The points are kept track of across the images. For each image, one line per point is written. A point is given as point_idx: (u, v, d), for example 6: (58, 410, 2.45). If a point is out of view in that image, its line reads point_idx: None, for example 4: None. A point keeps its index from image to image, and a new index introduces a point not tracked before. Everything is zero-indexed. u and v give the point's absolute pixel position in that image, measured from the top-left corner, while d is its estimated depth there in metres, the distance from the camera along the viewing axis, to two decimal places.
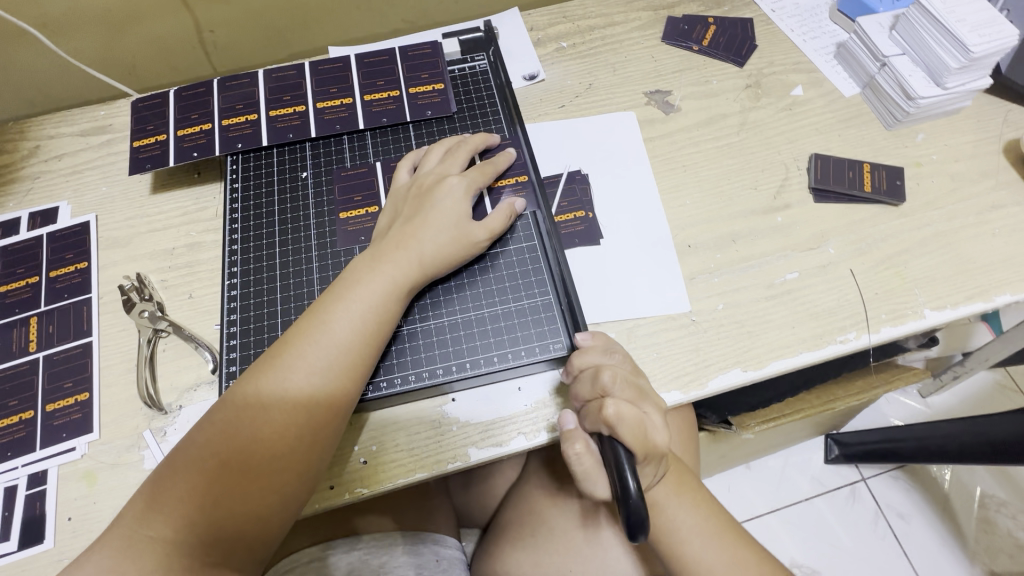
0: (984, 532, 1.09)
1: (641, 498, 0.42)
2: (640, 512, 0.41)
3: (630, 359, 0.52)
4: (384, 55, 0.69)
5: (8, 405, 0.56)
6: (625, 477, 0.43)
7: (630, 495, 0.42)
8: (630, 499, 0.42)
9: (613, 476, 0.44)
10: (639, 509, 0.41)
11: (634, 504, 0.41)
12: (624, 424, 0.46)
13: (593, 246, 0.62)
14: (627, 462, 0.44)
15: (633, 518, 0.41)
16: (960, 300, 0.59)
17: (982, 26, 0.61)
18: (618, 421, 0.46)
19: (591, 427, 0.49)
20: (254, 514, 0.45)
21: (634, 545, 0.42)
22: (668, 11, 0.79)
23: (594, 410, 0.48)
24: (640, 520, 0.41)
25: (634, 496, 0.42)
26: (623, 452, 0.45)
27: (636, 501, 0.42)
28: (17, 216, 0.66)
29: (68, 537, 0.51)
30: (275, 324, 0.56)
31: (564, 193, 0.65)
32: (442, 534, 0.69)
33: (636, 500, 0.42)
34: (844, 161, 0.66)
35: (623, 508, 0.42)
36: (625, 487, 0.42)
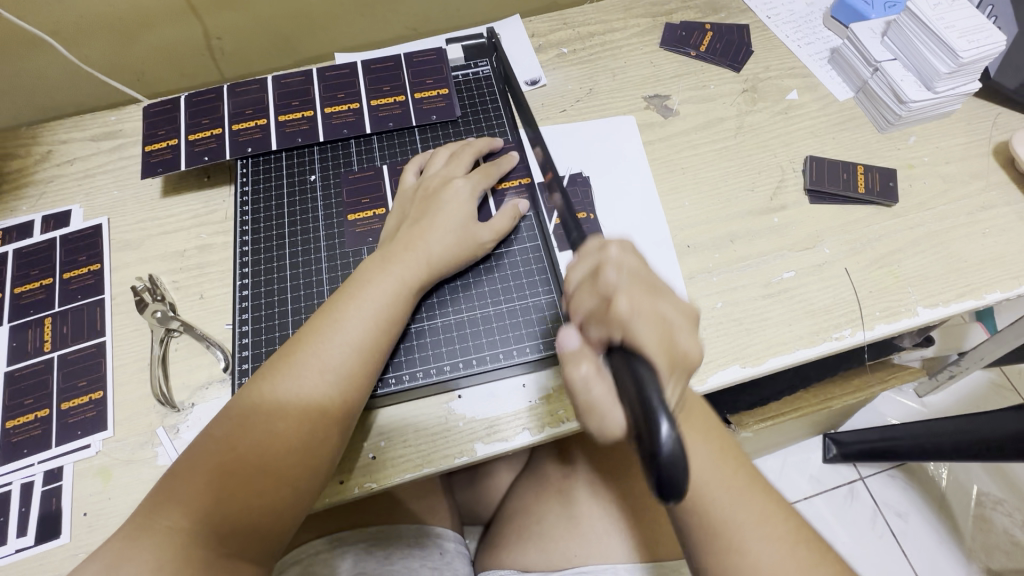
0: (981, 529, 1.10)
1: (677, 444, 0.33)
2: (675, 462, 0.32)
3: (631, 253, 0.46)
4: (389, 61, 0.71)
5: (24, 403, 0.58)
6: (657, 422, 0.33)
7: (659, 448, 0.32)
8: (662, 451, 0.32)
9: (638, 413, 0.34)
10: (674, 461, 0.32)
11: (668, 456, 0.32)
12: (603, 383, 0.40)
13: None
14: (658, 400, 0.34)
15: (665, 475, 0.32)
16: (951, 298, 0.60)
17: (971, 32, 0.63)
18: (631, 319, 0.39)
19: (595, 339, 0.41)
20: (269, 507, 0.46)
21: (666, 501, 0.33)
22: (666, 18, 0.81)
23: (599, 318, 0.41)
24: (674, 475, 0.32)
25: (667, 446, 0.32)
26: (643, 370, 0.36)
27: (670, 451, 0.32)
28: (30, 219, 0.68)
29: (84, 532, 0.52)
30: (285, 323, 0.58)
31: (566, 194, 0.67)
32: (444, 527, 0.69)
33: (670, 449, 0.32)
34: (839, 163, 0.68)
35: (654, 448, 0.33)
36: (656, 434, 0.33)
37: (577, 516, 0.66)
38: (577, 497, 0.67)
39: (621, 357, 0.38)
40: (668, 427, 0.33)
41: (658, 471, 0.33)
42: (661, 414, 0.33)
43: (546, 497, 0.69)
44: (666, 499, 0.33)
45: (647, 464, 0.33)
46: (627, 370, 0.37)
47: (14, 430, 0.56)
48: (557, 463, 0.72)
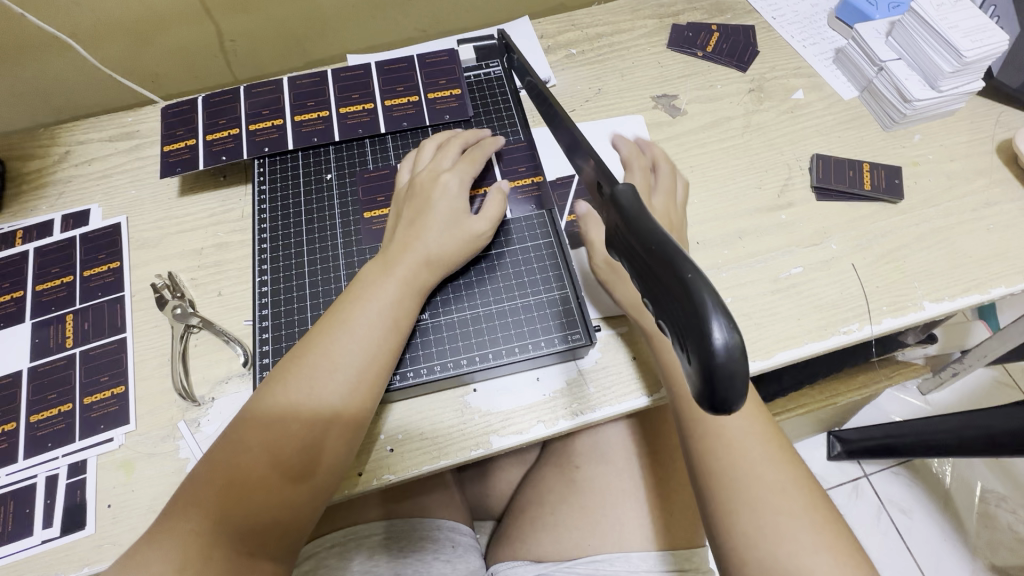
0: (985, 525, 1.11)
1: (734, 351, 0.27)
2: (734, 368, 0.27)
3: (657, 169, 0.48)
4: (402, 62, 0.72)
5: (48, 398, 0.59)
6: (709, 322, 0.27)
7: (699, 363, 0.27)
8: (716, 351, 0.27)
9: (682, 313, 0.28)
10: (731, 363, 0.27)
11: (723, 355, 0.27)
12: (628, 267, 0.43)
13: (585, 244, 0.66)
14: (707, 293, 0.28)
15: (716, 393, 0.27)
16: (957, 293, 0.61)
17: (974, 31, 0.64)
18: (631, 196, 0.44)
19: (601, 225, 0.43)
20: (286, 505, 0.47)
21: (729, 408, 0.28)
22: (672, 19, 0.82)
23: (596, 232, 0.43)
24: (727, 394, 0.27)
25: (722, 346, 0.27)
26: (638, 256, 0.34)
27: (727, 353, 0.26)
28: (50, 218, 0.69)
29: (108, 523, 0.53)
30: (304, 319, 0.59)
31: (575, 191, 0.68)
32: (456, 521, 0.71)
33: (727, 351, 0.27)
34: (845, 161, 0.69)
35: (709, 355, 0.27)
36: (707, 334, 0.27)
37: (588, 507, 0.67)
38: (588, 489, 0.68)
39: (649, 246, 0.32)
40: (722, 326, 0.27)
41: (712, 379, 0.27)
42: (714, 310, 0.27)
43: (558, 490, 0.71)
44: (722, 412, 0.28)
45: (701, 372, 0.27)
46: (659, 260, 0.31)
47: (38, 425, 0.58)
48: (568, 457, 0.73)
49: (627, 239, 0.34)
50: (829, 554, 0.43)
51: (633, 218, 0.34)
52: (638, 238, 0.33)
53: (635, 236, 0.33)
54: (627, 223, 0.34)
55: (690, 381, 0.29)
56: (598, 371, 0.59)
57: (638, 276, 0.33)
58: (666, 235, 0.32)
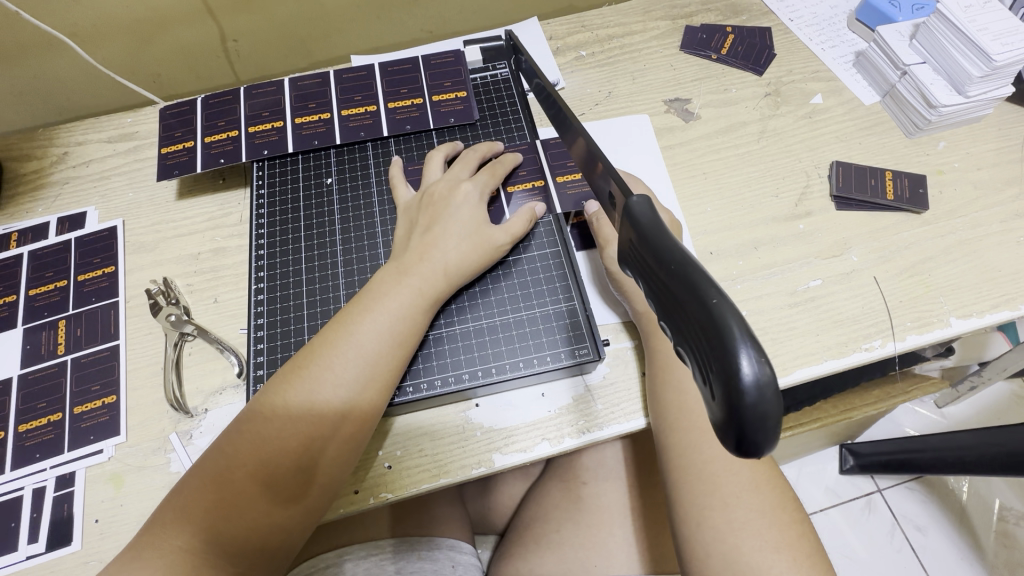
0: (1002, 545, 1.07)
1: (768, 389, 0.24)
2: (766, 408, 0.24)
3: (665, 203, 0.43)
4: (407, 63, 0.70)
5: (37, 407, 0.57)
6: (735, 354, 0.25)
7: (730, 411, 0.25)
8: (745, 386, 0.24)
9: (706, 342, 0.26)
10: (760, 399, 0.24)
11: (753, 392, 0.24)
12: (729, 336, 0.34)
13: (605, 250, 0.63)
14: (733, 320, 0.25)
15: (750, 439, 0.25)
16: (985, 309, 0.58)
17: (1004, 34, 0.61)
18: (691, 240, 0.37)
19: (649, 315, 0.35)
20: (275, 522, 0.45)
21: (757, 449, 0.25)
22: (686, 21, 0.80)
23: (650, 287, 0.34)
24: (759, 439, 0.25)
25: (752, 380, 0.24)
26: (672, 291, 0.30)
27: (757, 389, 0.24)
28: (45, 221, 0.67)
29: (94, 539, 0.51)
30: (301, 329, 0.57)
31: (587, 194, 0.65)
32: (456, 539, 0.68)
33: (757, 387, 0.24)
34: (866, 169, 0.66)
35: (735, 389, 0.24)
36: (733, 367, 0.24)
37: (595, 525, 0.65)
38: (595, 508, 0.66)
39: (667, 266, 0.29)
40: (751, 358, 0.24)
41: (740, 418, 0.25)
42: (741, 339, 0.25)
43: (564, 507, 0.68)
44: (751, 453, 0.26)
45: (725, 406, 0.25)
46: (679, 282, 0.28)
47: (27, 434, 0.56)
48: (574, 473, 0.70)
49: (642, 256, 0.32)
50: None
51: (650, 233, 0.31)
52: (655, 257, 0.30)
53: (653, 253, 0.31)
54: (642, 239, 0.32)
55: (714, 420, 0.27)
56: (606, 387, 0.56)
57: (655, 298, 0.31)
58: (686, 253, 0.29)
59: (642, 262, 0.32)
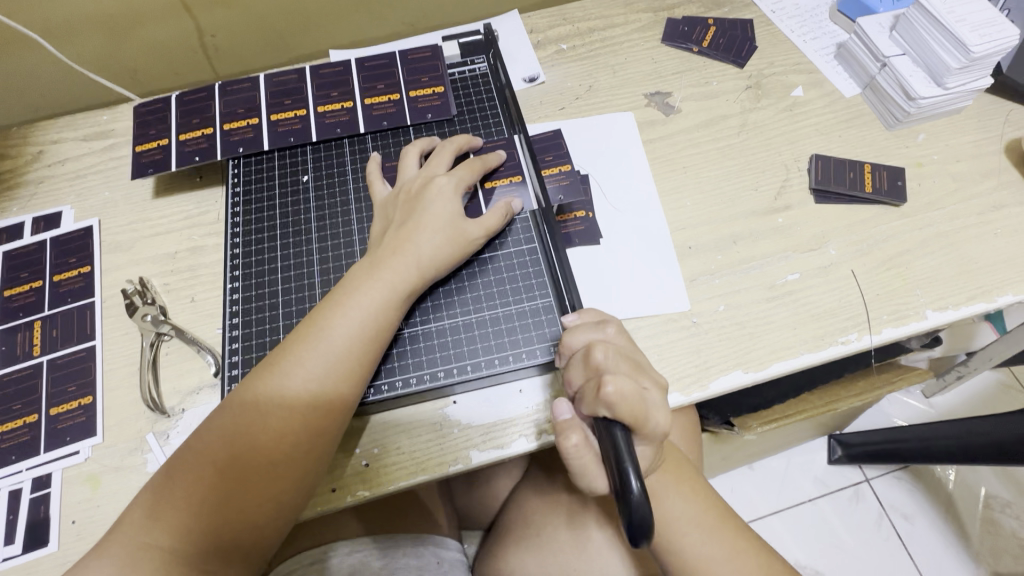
0: (988, 533, 1.08)
1: (643, 495, 0.39)
2: (642, 514, 0.39)
3: (624, 331, 0.50)
4: (384, 59, 0.70)
5: (13, 409, 0.57)
6: (627, 474, 0.40)
7: (631, 494, 0.39)
8: (631, 503, 0.39)
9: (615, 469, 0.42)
10: (640, 511, 0.39)
11: (635, 512, 0.39)
12: (623, 403, 0.43)
13: (590, 246, 0.63)
14: (630, 460, 0.41)
15: (634, 516, 0.39)
16: (961, 301, 0.58)
17: (982, 26, 0.61)
18: (615, 402, 0.43)
19: (588, 412, 0.44)
20: (249, 521, 0.45)
21: (637, 543, 0.40)
22: (668, 13, 0.79)
23: (590, 392, 0.44)
24: (642, 517, 0.39)
25: (636, 499, 0.39)
26: (621, 435, 0.43)
27: (637, 505, 0.39)
28: (20, 221, 0.67)
29: (72, 540, 0.51)
30: (276, 327, 0.56)
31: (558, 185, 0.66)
32: (442, 537, 0.69)
33: (638, 513, 0.39)
34: (845, 162, 0.66)
35: (626, 502, 0.39)
36: (625, 487, 0.40)
37: (580, 520, 0.64)
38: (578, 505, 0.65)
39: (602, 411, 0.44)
40: (636, 481, 0.40)
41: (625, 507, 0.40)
42: (629, 467, 0.41)
43: (547, 501, 0.68)
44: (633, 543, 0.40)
45: (620, 512, 0.40)
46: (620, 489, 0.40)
47: (2, 436, 0.56)
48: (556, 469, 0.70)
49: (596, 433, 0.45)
50: None
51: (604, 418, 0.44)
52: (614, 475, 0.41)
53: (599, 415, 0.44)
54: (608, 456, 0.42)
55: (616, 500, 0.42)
56: None
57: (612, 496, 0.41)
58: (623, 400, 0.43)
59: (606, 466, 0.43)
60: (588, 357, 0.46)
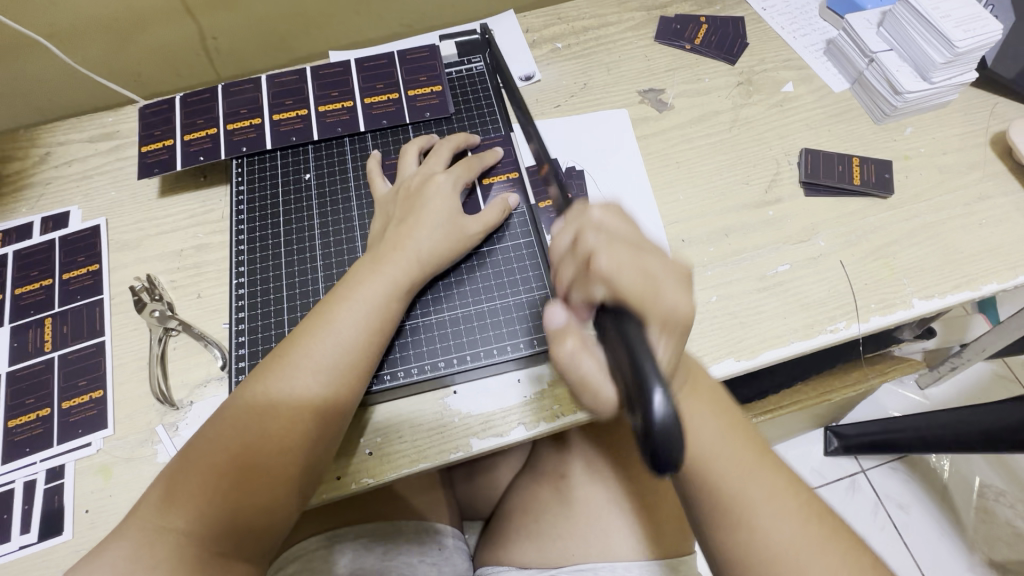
0: (982, 521, 1.10)
1: (670, 412, 0.31)
2: (670, 438, 0.31)
3: (612, 209, 0.45)
4: (383, 59, 0.71)
5: (26, 403, 0.58)
6: (650, 391, 0.32)
7: (653, 408, 0.31)
8: (656, 418, 0.31)
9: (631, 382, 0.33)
10: (666, 429, 0.31)
11: (661, 425, 0.31)
12: (623, 271, 0.39)
13: None
14: (651, 365, 0.33)
15: (660, 437, 0.31)
16: (947, 290, 0.60)
17: (967, 21, 0.63)
18: (614, 274, 0.39)
19: (581, 300, 0.43)
20: (259, 507, 0.46)
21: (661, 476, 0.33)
22: (660, 11, 0.81)
23: (584, 273, 0.41)
24: (669, 438, 0.31)
25: (660, 415, 0.31)
26: (634, 330, 0.35)
27: (664, 419, 0.31)
28: (29, 221, 0.68)
29: (86, 528, 0.53)
30: (282, 321, 0.58)
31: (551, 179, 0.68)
32: (443, 524, 0.70)
33: (664, 419, 0.31)
34: (834, 156, 0.68)
35: (650, 426, 0.31)
36: (647, 403, 0.32)
37: (578, 515, 0.66)
38: (578, 495, 0.68)
39: (612, 318, 0.37)
40: (661, 396, 0.32)
41: (651, 440, 0.31)
42: (654, 381, 0.32)
43: (548, 495, 0.70)
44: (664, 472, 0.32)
45: (645, 444, 0.32)
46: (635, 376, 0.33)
47: (16, 429, 0.57)
48: (559, 464, 0.72)
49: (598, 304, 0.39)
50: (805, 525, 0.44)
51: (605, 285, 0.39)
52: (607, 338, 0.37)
53: (604, 305, 0.38)
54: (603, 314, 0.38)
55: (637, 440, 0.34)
56: None
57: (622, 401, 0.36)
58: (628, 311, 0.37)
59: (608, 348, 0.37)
60: (577, 242, 0.42)
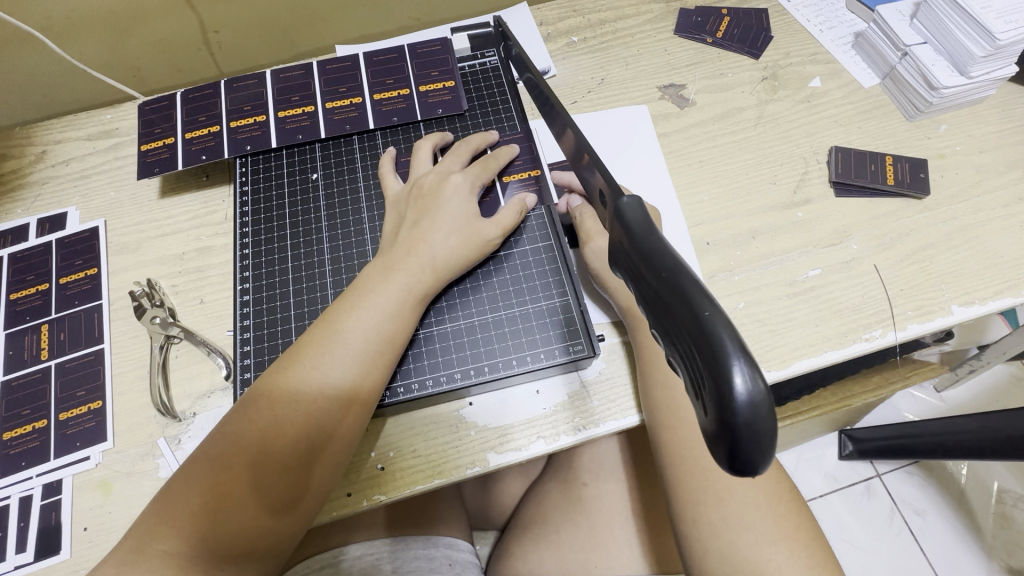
0: (1001, 527, 1.07)
1: (755, 387, 0.24)
2: (761, 424, 0.24)
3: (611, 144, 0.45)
4: (393, 53, 0.68)
5: (21, 414, 0.56)
6: (729, 368, 0.25)
7: (735, 392, 0.24)
8: (738, 402, 0.24)
9: (697, 353, 0.26)
10: (754, 412, 0.24)
11: (747, 411, 0.24)
12: None
13: None
14: (725, 332, 0.25)
15: (744, 420, 0.24)
16: (986, 295, 0.57)
17: (1008, 12, 0.59)
18: None
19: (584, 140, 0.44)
20: (263, 528, 0.44)
21: (752, 470, 0.26)
22: (680, 3, 0.77)
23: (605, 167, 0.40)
24: (757, 419, 0.24)
25: (745, 397, 0.24)
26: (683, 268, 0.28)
27: (751, 401, 0.24)
28: (25, 223, 0.65)
29: (84, 548, 0.50)
30: (288, 329, 0.55)
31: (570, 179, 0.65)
32: (453, 538, 0.67)
33: (751, 403, 0.24)
34: (865, 154, 0.64)
35: (730, 412, 0.24)
36: (727, 384, 0.24)
37: (595, 527, 0.64)
38: (595, 509, 0.65)
39: (658, 272, 0.29)
40: (744, 373, 0.24)
41: (732, 434, 0.25)
42: (734, 352, 0.25)
43: (563, 507, 0.67)
44: (747, 471, 0.26)
45: (726, 435, 0.25)
46: (697, 330, 0.26)
47: (11, 442, 0.55)
48: (573, 474, 0.69)
49: (633, 260, 0.32)
50: (794, 547, 0.44)
51: (641, 238, 0.31)
52: (646, 264, 0.30)
53: (644, 260, 0.30)
54: (635, 244, 0.31)
55: (706, 431, 0.27)
56: (602, 383, 0.55)
57: (675, 357, 0.29)
58: (678, 260, 0.29)
59: (646, 286, 0.30)
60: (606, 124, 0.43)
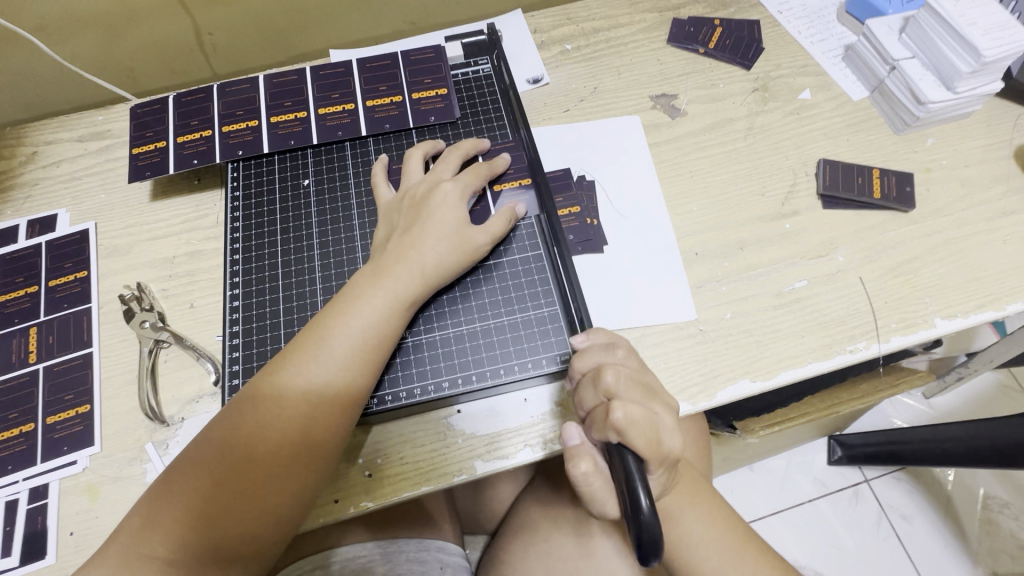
0: (986, 533, 1.08)
1: (653, 515, 0.39)
2: (654, 535, 0.39)
3: (634, 353, 0.50)
4: (386, 59, 0.68)
5: (9, 417, 0.56)
6: (638, 495, 0.40)
7: (642, 513, 0.39)
8: (642, 520, 0.39)
9: (625, 491, 0.41)
10: (651, 525, 0.39)
11: (647, 529, 0.39)
12: (633, 428, 0.43)
13: (595, 254, 0.62)
14: (641, 479, 0.41)
15: (645, 535, 0.39)
16: (969, 308, 0.58)
17: (994, 29, 0.60)
18: (626, 429, 0.43)
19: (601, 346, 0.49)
20: (249, 533, 0.44)
21: (648, 563, 0.40)
22: (673, 13, 0.78)
23: (600, 417, 0.45)
24: (653, 537, 0.39)
25: (646, 517, 0.39)
26: (632, 459, 0.42)
27: (650, 521, 0.39)
28: (15, 224, 0.65)
29: (70, 552, 0.50)
30: (277, 336, 0.56)
31: (561, 189, 0.65)
32: (445, 541, 0.67)
33: (650, 522, 0.39)
34: (853, 167, 0.65)
35: (637, 522, 0.39)
36: (637, 507, 0.39)
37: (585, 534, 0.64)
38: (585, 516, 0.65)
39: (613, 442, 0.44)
40: (646, 499, 0.39)
41: (637, 539, 0.39)
42: (640, 486, 0.40)
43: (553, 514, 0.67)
44: (644, 561, 0.40)
45: (630, 533, 0.40)
46: (625, 478, 0.41)
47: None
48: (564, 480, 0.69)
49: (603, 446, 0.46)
50: None
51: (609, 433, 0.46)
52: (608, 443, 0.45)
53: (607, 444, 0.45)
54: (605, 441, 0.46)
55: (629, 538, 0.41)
56: None
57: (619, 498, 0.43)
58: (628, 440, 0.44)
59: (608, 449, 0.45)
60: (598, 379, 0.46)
